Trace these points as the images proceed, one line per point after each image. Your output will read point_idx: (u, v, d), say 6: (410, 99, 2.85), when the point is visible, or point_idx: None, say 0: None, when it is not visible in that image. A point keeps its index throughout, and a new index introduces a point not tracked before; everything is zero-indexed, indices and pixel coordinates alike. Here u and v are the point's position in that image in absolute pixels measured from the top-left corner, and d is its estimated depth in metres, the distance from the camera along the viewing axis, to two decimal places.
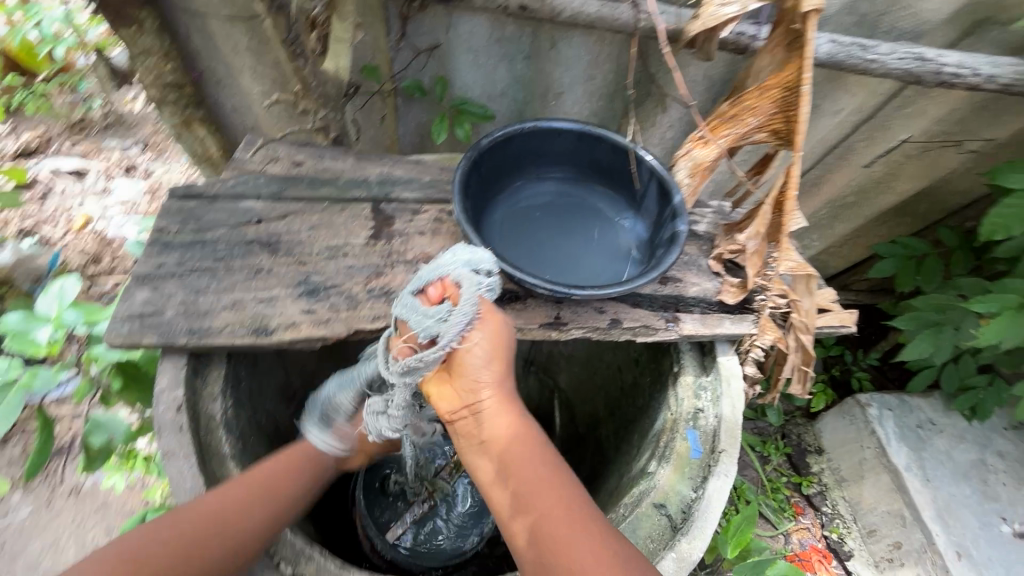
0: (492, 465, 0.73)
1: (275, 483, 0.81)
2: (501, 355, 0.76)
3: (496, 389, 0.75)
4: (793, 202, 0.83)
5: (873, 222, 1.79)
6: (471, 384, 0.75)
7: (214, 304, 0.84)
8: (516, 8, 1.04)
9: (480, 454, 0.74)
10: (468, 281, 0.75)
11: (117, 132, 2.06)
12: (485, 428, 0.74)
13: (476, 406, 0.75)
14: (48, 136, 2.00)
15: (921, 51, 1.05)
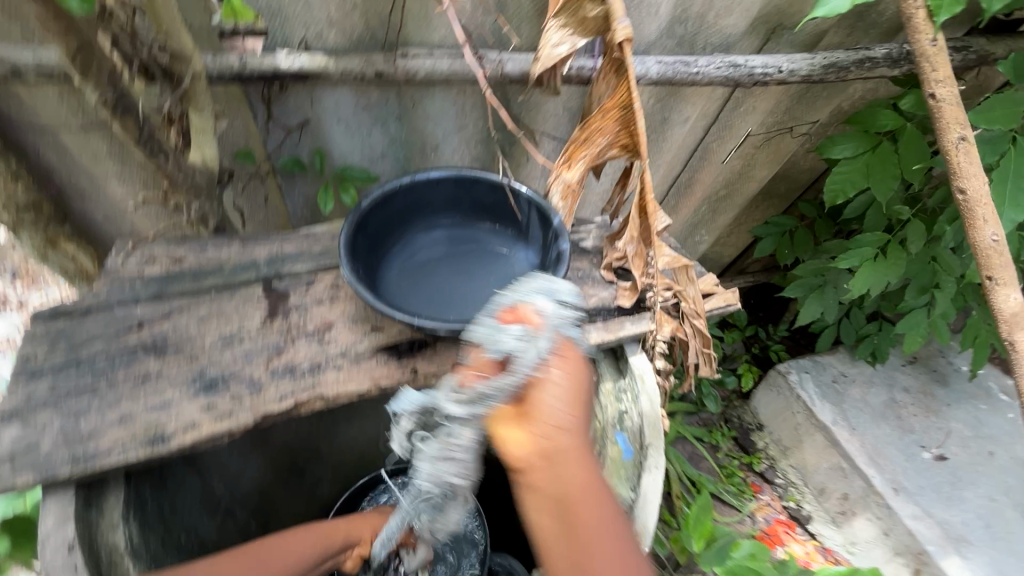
0: (561, 529, 0.63)
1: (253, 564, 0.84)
2: (581, 394, 0.69)
3: (577, 440, 0.66)
4: (654, 203, 0.91)
5: (747, 209, 1.99)
6: (551, 429, 0.65)
7: (99, 424, 0.78)
8: (373, 75, 1.09)
9: (546, 515, 0.64)
10: (550, 310, 0.74)
11: None
12: (561, 481, 0.63)
13: (554, 454, 0.64)
14: None
15: (731, 59, 1.23)
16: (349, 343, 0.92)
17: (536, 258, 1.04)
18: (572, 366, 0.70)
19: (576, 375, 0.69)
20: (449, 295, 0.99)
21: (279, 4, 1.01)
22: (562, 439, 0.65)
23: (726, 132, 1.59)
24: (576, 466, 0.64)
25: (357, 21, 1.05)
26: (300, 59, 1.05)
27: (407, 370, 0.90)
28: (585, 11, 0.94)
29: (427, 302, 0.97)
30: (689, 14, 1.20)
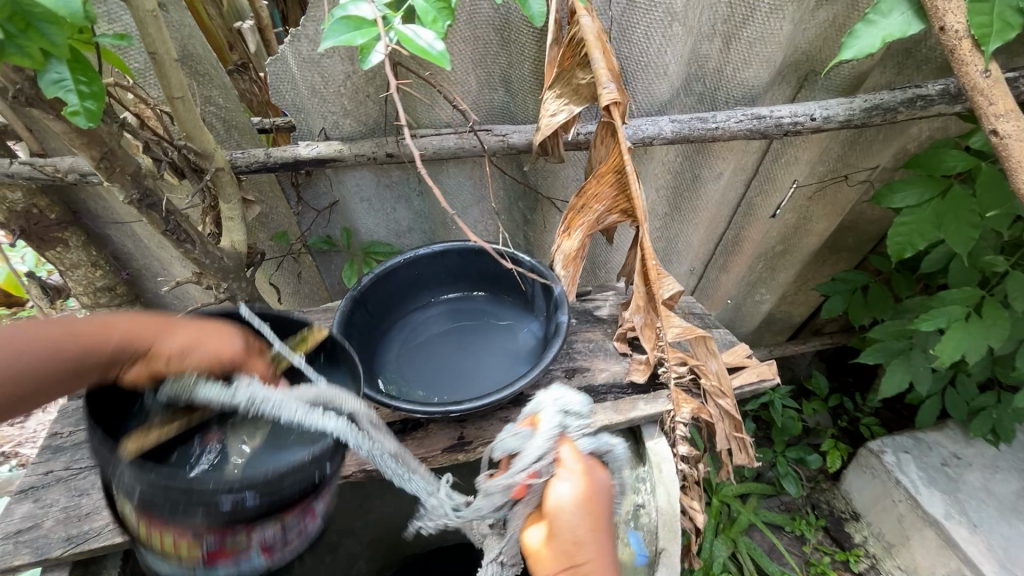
0: None
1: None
2: (597, 509, 0.65)
3: (597, 558, 0.62)
4: (655, 270, 0.84)
5: (811, 264, 1.81)
6: (567, 543, 0.63)
7: (97, 503, 0.80)
8: (385, 156, 1.14)
9: None
10: (549, 413, 0.68)
11: None
12: None
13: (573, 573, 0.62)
14: None
15: (756, 111, 1.13)
16: None
17: (538, 331, 1.00)
18: (586, 482, 0.65)
19: (588, 492, 0.65)
20: (444, 372, 0.96)
21: (301, 101, 1.11)
22: (580, 561, 0.62)
23: (770, 184, 1.47)
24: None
25: (369, 109, 1.12)
26: (318, 147, 1.12)
27: None
28: (578, 79, 0.93)
29: (422, 379, 0.95)
30: (705, 70, 1.17)
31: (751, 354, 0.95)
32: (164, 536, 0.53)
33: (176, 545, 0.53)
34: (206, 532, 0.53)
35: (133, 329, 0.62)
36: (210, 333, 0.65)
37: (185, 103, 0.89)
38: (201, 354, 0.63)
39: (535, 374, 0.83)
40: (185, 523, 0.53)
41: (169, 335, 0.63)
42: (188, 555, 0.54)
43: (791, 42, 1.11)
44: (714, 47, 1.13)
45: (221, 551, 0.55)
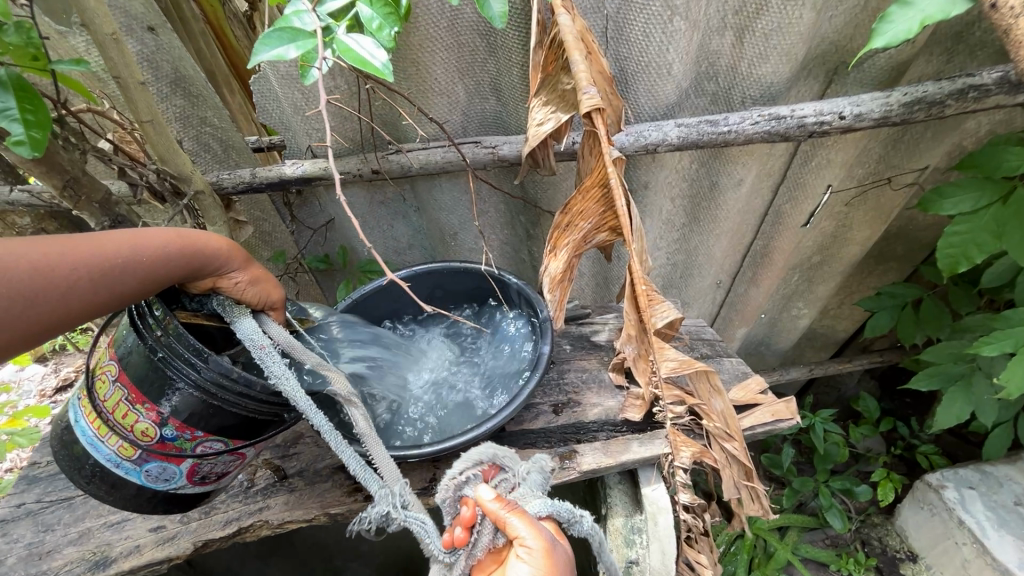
0: None
1: (113, 258, 0.60)
2: None
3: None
4: (645, 295, 0.74)
5: (854, 276, 1.63)
6: None
7: (60, 540, 0.78)
8: (370, 172, 1.09)
9: None
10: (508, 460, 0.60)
11: None
12: None
13: None
14: None
15: (773, 111, 1.01)
16: (311, 459, 0.84)
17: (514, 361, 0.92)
18: (547, 567, 0.53)
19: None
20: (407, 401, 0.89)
21: (287, 119, 1.09)
22: None
23: (800, 191, 1.33)
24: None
25: (354, 125, 1.07)
26: (302, 165, 1.08)
27: (359, 497, 0.79)
28: (563, 84, 0.84)
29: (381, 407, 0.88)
30: (717, 68, 1.06)
31: (766, 390, 0.84)
32: (137, 406, 0.66)
33: (135, 418, 0.66)
34: (170, 423, 0.66)
35: (226, 247, 0.70)
36: (269, 279, 0.73)
37: (156, 126, 0.87)
38: (259, 292, 0.71)
39: (512, 405, 0.75)
40: (163, 406, 0.65)
41: (243, 265, 0.71)
42: (140, 433, 0.66)
43: (815, 32, 0.98)
44: (726, 41, 1.01)
45: (167, 443, 0.67)
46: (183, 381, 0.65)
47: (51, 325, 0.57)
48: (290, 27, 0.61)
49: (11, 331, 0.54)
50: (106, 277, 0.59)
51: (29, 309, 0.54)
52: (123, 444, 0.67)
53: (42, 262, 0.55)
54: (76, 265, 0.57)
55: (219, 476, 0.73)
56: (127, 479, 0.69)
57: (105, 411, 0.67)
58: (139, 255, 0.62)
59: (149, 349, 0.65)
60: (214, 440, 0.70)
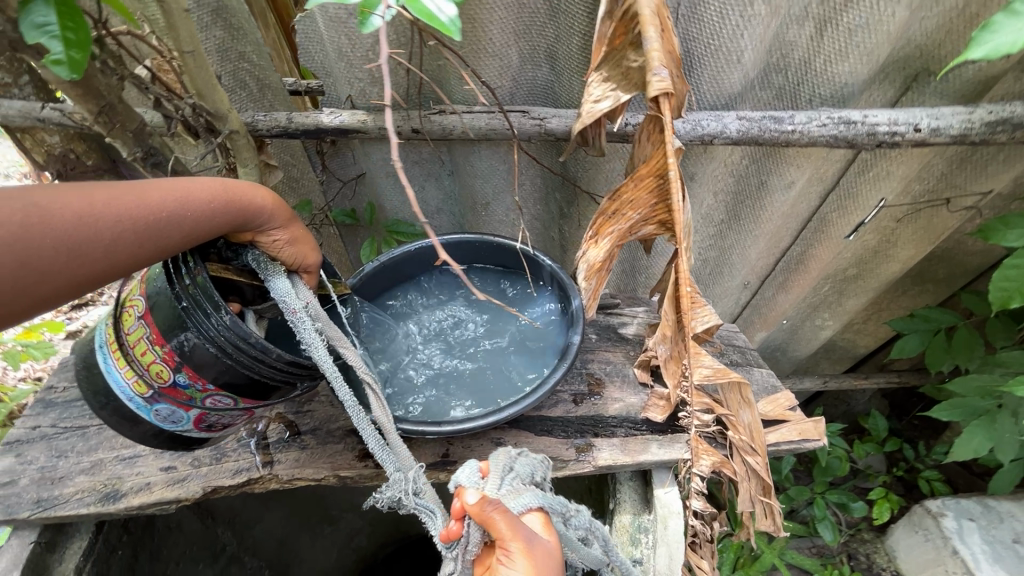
0: None
1: (160, 212, 0.57)
2: None
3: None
4: (689, 298, 0.70)
5: (886, 294, 1.58)
6: None
7: (73, 467, 0.79)
8: (410, 131, 1.04)
9: None
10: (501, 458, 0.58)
11: None
12: None
13: None
14: None
15: (844, 114, 0.94)
16: (324, 418, 0.83)
17: (538, 344, 0.89)
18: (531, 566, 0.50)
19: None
20: (425, 370, 0.88)
21: (328, 64, 1.03)
22: None
23: (851, 202, 1.27)
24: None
25: (398, 79, 1.02)
26: (341, 115, 1.04)
27: (370, 463, 0.78)
28: (628, 61, 0.79)
29: (398, 373, 0.87)
30: (789, 61, 0.99)
31: (795, 407, 0.81)
32: (156, 348, 0.64)
33: (150, 359, 0.65)
34: (184, 370, 0.65)
35: (269, 204, 0.67)
36: (307, 240, 0.72)
37: (196, 58, 0.83)
38: (295, 253, 0.69)
39: (533, 396, 0.73)
40: (181, 353, 0.64)
41: (285, 223, 0.69)
42: (154, 374, 0.65)
43: (903, 33, 0.91)
44: (804, 33, 0.94)
45: (179, 390, 0.66)
46: (201, 334, 0.63)
47: (97, 278, 0.53)
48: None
49: (51, 283, 0.50)
50: (148, 230, 0.56)
51: (71, 264, 0.51)
52: (137, 380, 0.66)
53: (87, 212, 0.51)
54: (120, 217, 0.54)
55: (225, 427, 0.72)
56: (135, 414, 0.68)
57: (123, 345, 0.66)
58: (182, 209, 0.59)
59: (175, 294, 0.63)
60: (224, 394, 0.68)
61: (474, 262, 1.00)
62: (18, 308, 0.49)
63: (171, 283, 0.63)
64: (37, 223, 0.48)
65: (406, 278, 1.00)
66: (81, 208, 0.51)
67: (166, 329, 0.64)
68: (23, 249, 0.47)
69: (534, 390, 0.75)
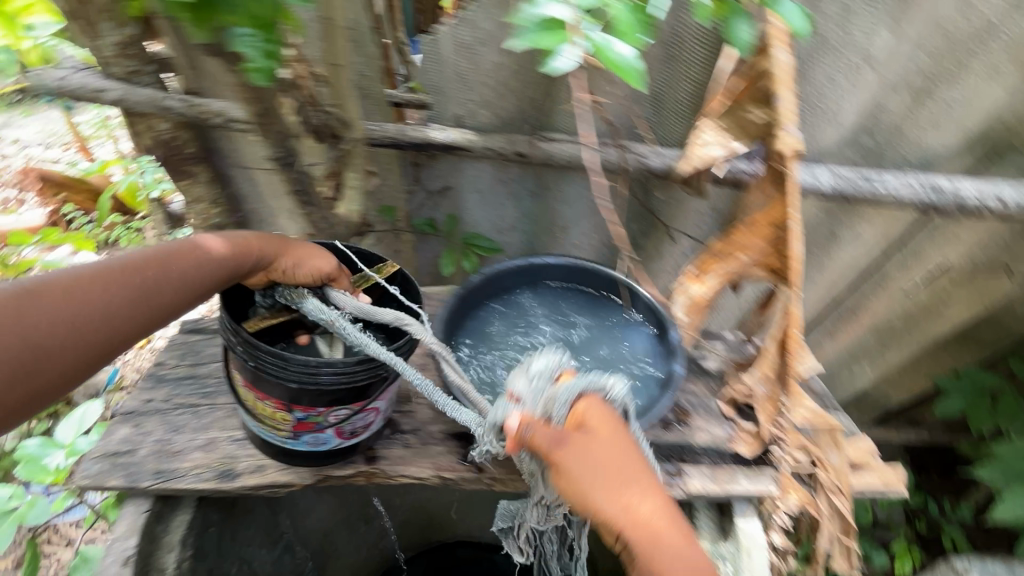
0: None
1: (146, 276, 0.65)
2: (607, 473, 0.55)
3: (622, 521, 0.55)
4: (798, 342, 0.75)
5: (929, 351, 1.62)
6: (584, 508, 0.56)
7: (189, 443, 0.83)
8: (514, 154, 1.10)
9: None
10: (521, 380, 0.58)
11: None
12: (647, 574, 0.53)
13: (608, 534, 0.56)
14: None
15: (933, 181, 1.00)
16: (425, 420, 0.88)
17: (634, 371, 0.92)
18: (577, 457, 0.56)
19: (573, 498, 0.56)
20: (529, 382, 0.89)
21: (442, 83, 1.09)
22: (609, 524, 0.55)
23: (913, 260, 1.32)
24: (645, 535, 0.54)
25: (508, 104, 1.08)
26: (450, 134, 1.10)
27: (471, 467, 0.82)
28: (746, 114, 0.85)
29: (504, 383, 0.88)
30: (878, 125, 1.02)
31: (875, 453, 0.84)
32: (266, 401, 0.72)
33: (274, 411, 0.73)
34: (296, 407, 0.71)
35: (256, 245, 0.75)
36: (310, 256, 0.80)
37: None
38: (306, 273, 0.78)
39: (643, 422, 0.76)
40: (284, 396, 0.70)
41: (283, 252, 0.77)
42: (281, 422, 0.74)
43: (997, 109, 0.96)
44: (900, 100, 0.98)
45: (306, 421, 0.73)
46: (279, 377, 0.68)
47: (109, 347, 0.61)
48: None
49: (65, 357, 0.58)
50: (141, 293, 0.64)
51: (77, 335, 0.58)
52: (277, 430, 0.76)
53: (74, 289, 0.59)
54: (108, 288, 0.62)
55: (366, 427, 0.78)
56: (295, 450, 0.78)
57: (250, 411, 0.76)
58: (166, 271, 0.67)
59: (245, 358, 0.69)
60: (341, 406, 0.74)
61: (571, 279, 1.01)
62: (40, 385, 0.56)
63: (235, 343, 0.70)
64: (29, 306, 0.55)
65: (502, 288, 1.01)
66: (70, 290, 0.59)
67: (262, 383, 0.70)
68: (28, 330, 0.55)
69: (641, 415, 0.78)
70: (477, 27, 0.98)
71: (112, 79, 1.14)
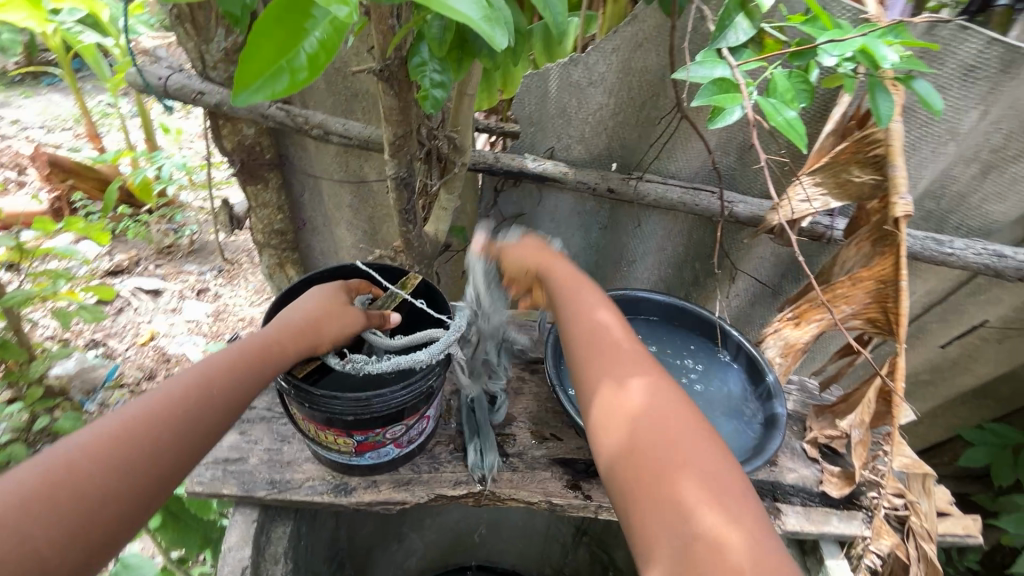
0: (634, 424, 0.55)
1: (188, 394, 0.55)
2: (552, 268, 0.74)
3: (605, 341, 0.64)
4: (902, 394, 0.80)
5: (951, 403, 1.70)
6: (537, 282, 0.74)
7: (299, 454, 0.83)
8: (605, 190, 1.15)
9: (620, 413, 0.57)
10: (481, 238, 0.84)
11: (196, 259, 2.41)
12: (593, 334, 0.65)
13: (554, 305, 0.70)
14: (139, 258, 2.36)
15: (997, 248, 1.08)
16: (527, 445, 0.89)
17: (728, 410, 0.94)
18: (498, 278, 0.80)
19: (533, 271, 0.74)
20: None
21: (541, 117, 1.13)
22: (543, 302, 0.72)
23: (954, 316, 1.40)
24: (619, 349, 0.62)
25: (602, 142, 1.14)
26: (545, 165, 1.15)
27: (579, 494, 0.84)
28: (849, 175, 0.91)
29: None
30: (945, 192, 1.12)
31: (954, 501, 0.89)
32: (325, 432, 0.73)
33: (334, 437, 0.75)
34: (355, 432, 0.73)
35: (291, 326, 0.67)
36: (341, 310, 0.73)
37: (471, 100, 0.92)
38: (341, 326, 0.72)
39: (757, 463, 0.78)
40: (342, 425, 0.72)
41: (319, 324, 0.70)
42: (344, 445, 0.75)
43: None
44: (968, 172, 1.07)
45: (367, 442, 0.75)
46: (335, 413, 0.70)
47: (158, 490, 0.51)
48: (713, 53, 0.70)
49: (114, 516, 0.48)
50: (192, 416, 0.54)
51: (124, 484, 0.49)
52: (341, 455, 0.77)
53: (113, 436, 0.50)
54: (148, 420, 0.52)
55: (421, 433, 0.80)
56: (364, 466, 0.79)
57: (313, 439, 0.77)
58: (208, 382, 0.57)
59: (299, 400, 0.71)
60: (396, 423, 0.76)
61: (670, 317, 1.04)
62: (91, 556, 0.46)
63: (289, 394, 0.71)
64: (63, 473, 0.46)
65: None
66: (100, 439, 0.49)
67: (318, 418, 0.72)
68: (67, 502, 0.46)
69: (757, 458, 0.80)
70: (590, 70, 1.03)
71: (212, 83, 1.16)
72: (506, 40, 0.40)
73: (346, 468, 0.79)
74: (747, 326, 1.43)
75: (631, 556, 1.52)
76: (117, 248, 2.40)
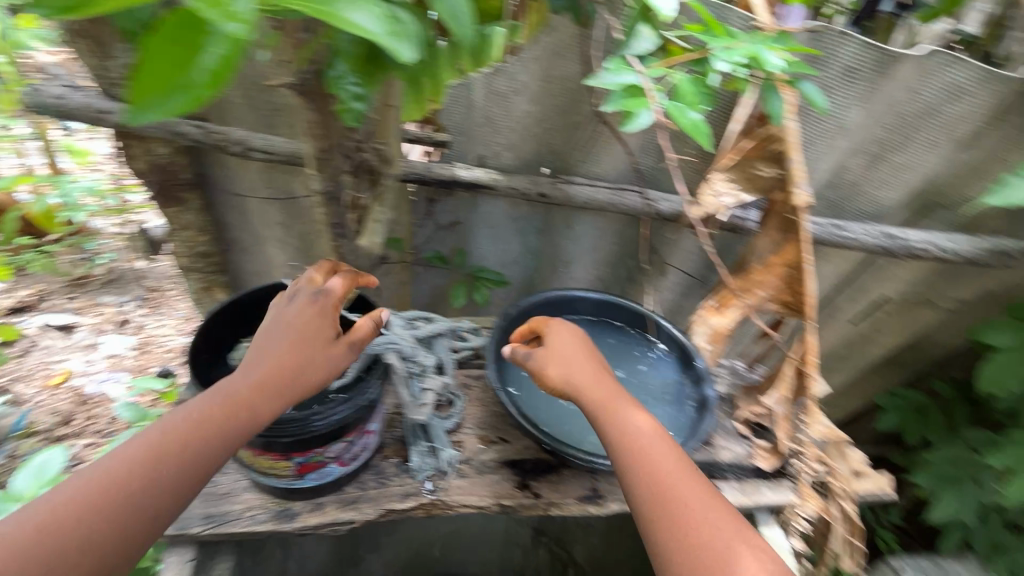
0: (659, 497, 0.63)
1: (143, 463, 0.53)
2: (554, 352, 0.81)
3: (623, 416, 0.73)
4: (814, 367, 0.87)
5: (865, 373, 1.86)
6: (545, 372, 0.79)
7: (236, 484, 0.79)
8: (536, 195, 1.18)
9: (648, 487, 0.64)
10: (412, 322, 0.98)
11: (113, 289, 2.24)
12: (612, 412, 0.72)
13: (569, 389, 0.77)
14: (46, 292, 2.16)
15: (886, 230, 1.21)
16: (475, 450, 0.90)
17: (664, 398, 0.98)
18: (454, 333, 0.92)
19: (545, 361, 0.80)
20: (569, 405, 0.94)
21: (469, 126, 1.15)
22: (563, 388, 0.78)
23: (860, 294, 1.54)
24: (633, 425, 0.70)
25: (531, 148, 1.17)
26: (475, 172, 1.16)
27: (528, 493, 0.85)
28: (755, 170, 0.99)
29: (547, 409, 0.92)
30: (842, 181, 1.23)
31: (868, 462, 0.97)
32: (262, 457, 0.71)
33: (273, 461, 0.72)
34: (293, 453, 0.71)
35: (266, 372, 0.63)
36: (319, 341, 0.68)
37: (395, 112, 0.93)
38: (319, 358, 0.67)
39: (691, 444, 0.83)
40: (278, 447, 0.70)
41: (297, 363, 0.65)
42: (283, 469, 0.73)
43: (930, 174, 1.18)
44: (859, 162, 1.19)
45: (308, 463, 0.73)
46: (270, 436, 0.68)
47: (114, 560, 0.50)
48: (622, 61, 0.74)
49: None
50: (148, 487, 0.53)
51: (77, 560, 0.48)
52: (282, 479, 0.75)
53: (61, 517, 0.49)
54: (98, 496, 0.51)
55: (365, 448, 0.79)
56: (307, 489, 0.77)
57: (250, 466, 0.74)
58: (167, 446, 0.55)
59: None
60: (337, 441, 0.74)
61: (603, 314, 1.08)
62: None
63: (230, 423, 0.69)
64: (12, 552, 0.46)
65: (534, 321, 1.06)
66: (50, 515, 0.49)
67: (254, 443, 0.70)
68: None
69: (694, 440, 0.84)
70: (513, 79, 1.05)
71: (118, 101, 1.10)
72: (414, 56, 0.42)
73: (288, 493, 0.76)
74: (681, 317, 1.51)
75: (589, 550, 1.55)
76: (19, 283, 2.19)
